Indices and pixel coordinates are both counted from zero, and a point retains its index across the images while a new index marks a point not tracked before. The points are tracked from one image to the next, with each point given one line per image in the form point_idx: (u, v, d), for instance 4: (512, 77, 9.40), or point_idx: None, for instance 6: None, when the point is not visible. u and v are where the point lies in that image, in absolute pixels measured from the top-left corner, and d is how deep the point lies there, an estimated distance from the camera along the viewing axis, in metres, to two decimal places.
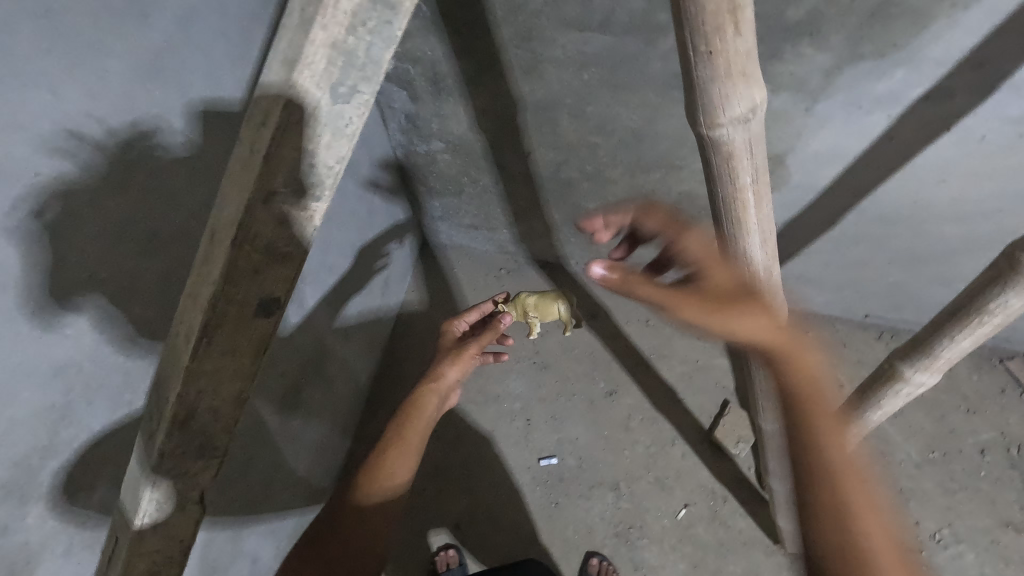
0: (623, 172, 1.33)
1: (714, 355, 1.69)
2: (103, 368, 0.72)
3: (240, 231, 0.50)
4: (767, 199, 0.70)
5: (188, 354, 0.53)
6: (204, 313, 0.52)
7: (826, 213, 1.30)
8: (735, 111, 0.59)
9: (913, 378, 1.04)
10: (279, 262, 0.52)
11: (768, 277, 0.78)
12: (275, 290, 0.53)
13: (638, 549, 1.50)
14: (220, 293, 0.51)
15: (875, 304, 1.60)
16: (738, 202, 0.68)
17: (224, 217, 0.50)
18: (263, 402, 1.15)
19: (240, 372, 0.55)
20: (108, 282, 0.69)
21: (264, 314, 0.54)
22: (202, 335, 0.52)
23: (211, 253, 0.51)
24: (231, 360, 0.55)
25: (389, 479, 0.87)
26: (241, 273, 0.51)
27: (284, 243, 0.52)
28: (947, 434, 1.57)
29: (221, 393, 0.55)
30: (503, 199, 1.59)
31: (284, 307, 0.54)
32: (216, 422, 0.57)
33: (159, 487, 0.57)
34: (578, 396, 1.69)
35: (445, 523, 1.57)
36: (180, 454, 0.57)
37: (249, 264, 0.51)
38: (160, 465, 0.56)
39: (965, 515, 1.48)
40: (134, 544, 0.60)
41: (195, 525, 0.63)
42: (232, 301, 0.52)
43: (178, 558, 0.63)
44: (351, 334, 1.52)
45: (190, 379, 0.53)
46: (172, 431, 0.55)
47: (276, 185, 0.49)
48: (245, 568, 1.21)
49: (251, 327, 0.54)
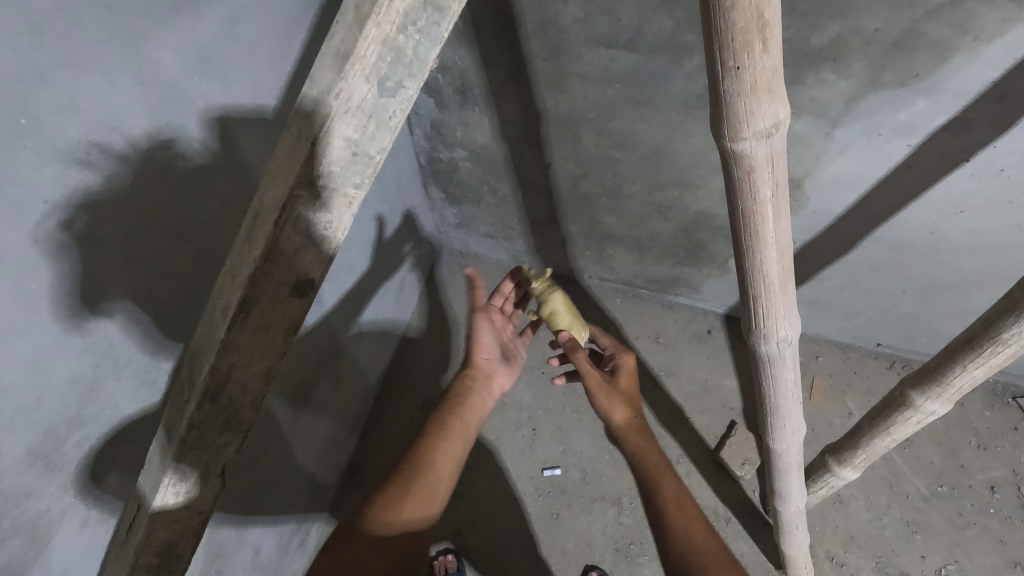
0: (642, 188, 1.35)
1: (723, 375, 1.69)
2: (131, 346, 0.74)
3: (283, 213, 0.52)
4: (787, 215, 0.70)
5: (224, 328, 0.55)
6: (243, 290, 0.54)
7: (840, 239, 1.31)
8: (759, 126, 0.60)
9: (923, 407, 1.03)
10: (316, 246, 0.56)
11: (782, 292, 0.78)
12: (311, 272, 0.57)
13: (637, 565, 1.49)
14: (259, 272, 0.53)
15: (887, 333, 1.60)
16: (758, 216, 0.69)
17: (267, 200, 0.52)
18: (278, 396, 1.17)
19: (272, 347, 0.59)
20: (144, 262, 0.72)
21: (298, 294, 0.57)
22: (240, 310, 0.54)
23: (253, 233, 0.53)
24: (263, 336, 0.57)
25: (432, 475, 0.87)
26: (282, 253, 0.54)
27: (321, 228, 0.55)
28: (956, 468, 1.55)
29: (252, 367, 0.58)
30: (521, 210, 1.62)
31: (317, 289, 0.58)
32: (244, 396, 0.60)
33: (184, 458, 0.59)
34: (585, 409, 1.69)
35: (446, 529, 1.57)
36: (208, 425, 0.59)
37: (290, 245, 0.54)
38: (187, 437, 0.58)
39: (972, 552, 1.46)
40: (155, 513, 0.62)
41: (214, 498, 0.65)
42: (270, 280, 0.55)
43: (194, 528, 0.66)
44: (365, 334, 1.54)
45: (225, 352, 0.56)
46: (203, 403, 0.57)
47: (321, 169, 0.51)
48: (248, 558, 1.22)
49: (286, 306, 0.57)
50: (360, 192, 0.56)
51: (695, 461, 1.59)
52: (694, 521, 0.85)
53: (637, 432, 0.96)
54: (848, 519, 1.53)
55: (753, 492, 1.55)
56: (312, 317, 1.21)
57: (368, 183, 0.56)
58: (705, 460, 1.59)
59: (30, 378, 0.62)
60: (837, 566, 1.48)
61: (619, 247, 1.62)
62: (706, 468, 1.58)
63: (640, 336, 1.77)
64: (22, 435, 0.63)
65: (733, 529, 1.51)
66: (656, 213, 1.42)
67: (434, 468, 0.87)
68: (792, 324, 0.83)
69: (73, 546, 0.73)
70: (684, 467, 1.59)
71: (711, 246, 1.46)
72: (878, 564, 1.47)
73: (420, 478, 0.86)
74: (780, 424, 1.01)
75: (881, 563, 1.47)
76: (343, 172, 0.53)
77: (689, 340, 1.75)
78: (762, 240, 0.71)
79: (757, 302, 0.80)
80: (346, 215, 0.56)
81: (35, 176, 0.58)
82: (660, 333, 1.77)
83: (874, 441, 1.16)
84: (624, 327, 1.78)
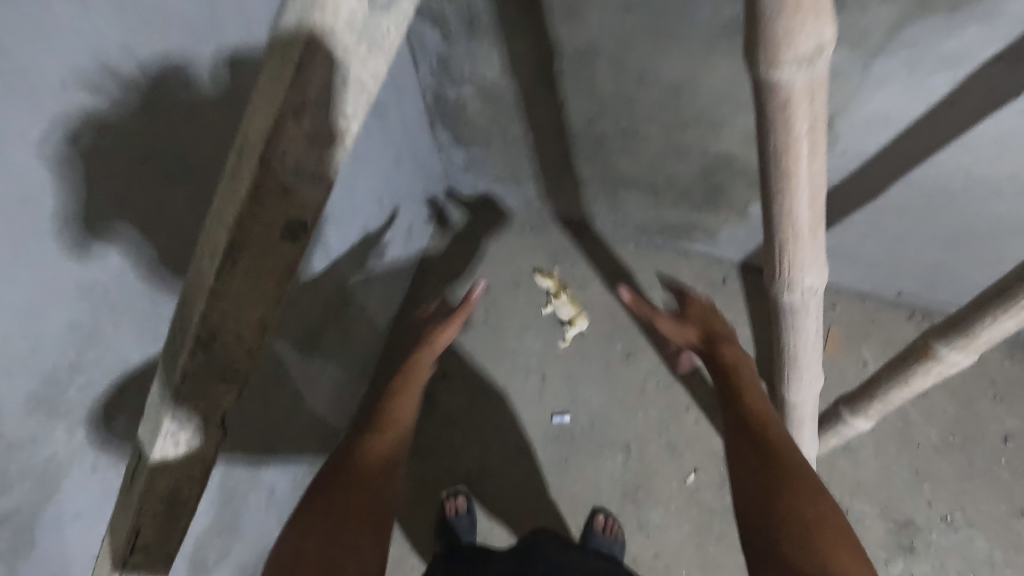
0: (660, 129, 1.28)
1: (737, 324, 1.66)
2: (130, 293, 0.72)
3: (268, 146, 0.48)
4: (823, 150, 0.64)
5: (212, 275, 0.52)
6: (230, 233, 0.51)
7: (869, 183, 1.24)
8: (800, 50, 0.54)
9: (947, 358, 1.00)
10: (309, 183, 0.51)
11: (814, 235, 0.73)
12: (302, 214, 0.52)
13: (644, 509, 1.52)
14: (247, 212, 0.50)
15: (909, 282, 1.54)
16: (791, 152, 0.63)
17: (251, 132, 0.48)
18: (287, 344, 1.16)
19: (266, 296, 0.55)
20: (137, 209, 0.68)
21: (290, 239, 0.53)
22: (227, 255, 0.51)
23: (239, 168, 0.49)
24: (256, 283, 0.54)
25: (396, 417, 0.98)
26: (270, 193, 0.50)
27: (312, 163, 0.50)
28: (971, 418, 1.54)
29: (244, 319, 0.55)
30: (532, 153, 1.55)
31: (310, 234, 0.53)
32: (238, 346, 0.57)
33: (180, 406, 0.58)
34: (595, 357, 1.68)
35: (457, 473, 1.59)
36: (202, 376, 0.57)
37: (278, 182, 0.50)
38: (183, 385, 0.57)
39: (978, 500, 1.47)
40: (156, 462, 0.61)
41: (216, 447, 0.64)
42: (259, 221, 0.51)
43: (198, 477, 0.65)
44: (373, 279, 1.51)
45: (214, 300, 0.53)
46: (195, 351, 0.56)
47: (306, 97, 0.47)
48: (263, 498, 1.24)
49: (277, 252, 0.53)
50: (353, 124, 0.50)
51: (705, 408, 1.59)
52: (768, 422, 0.79)
53: (729, 351, 0.94)
54: (856, 467, 1.53)
55: None
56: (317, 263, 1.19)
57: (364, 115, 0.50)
58: (715, 407, 1.60)
59: (24, 323, 0.60)
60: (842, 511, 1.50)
61: (634, 192, 1.56)
62: (716, 416, 1.59)
63: (653, 285, 1.73)
64: (20, 381, 0.61)
65: None
66: (675, 155, 1.35)
67: (397, 416, 0.98)
68: (818, 271, 0.79)
69: (85, 490, 0.73)
70: (694, 414, 1.59)
71: (731, 191, 1.40)
72: (883, 511, 1.49)
73: (389, 423, 0.96)
74: (798, 375, 0.98)
75: (886, 510, 1.49)
76: (332, 100, 0.48)
77: (703, 289, 1.71)
78: (793, 180, 0.66)
79: (783, 248, 0.75)
80: (341, 151, 0.51)
81: (9, 111, 0.53)
82: (674, 282, 1.73)
83: (891, 391, 1.14)
84: (636, 273, 1.75)
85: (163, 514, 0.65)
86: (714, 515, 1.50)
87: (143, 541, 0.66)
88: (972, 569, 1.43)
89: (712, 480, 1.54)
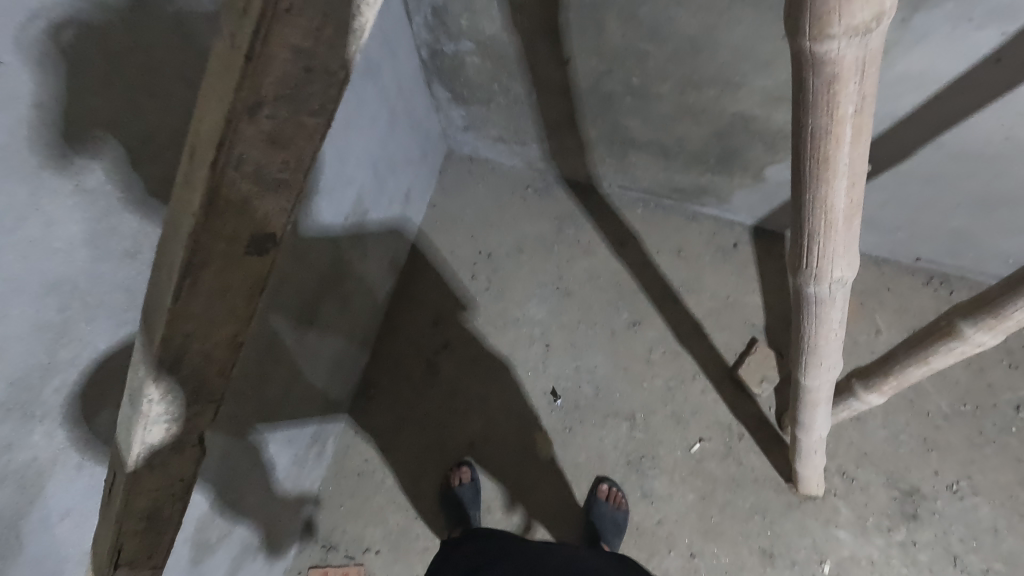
0: (673, 87, 1.19)
1: (747, 291, 1.61)
2: (104, 285, 0.66)
3: (221, 153, 0.41)
4: (869, 132, 0.58)
5: (171, 295, 0.47)
6: (185, 253, 0.45)
7: (897, 147, 1.16)
8: (854, 19, 0.47)
9: (972, 338, 0.94)
10: (273, 192, 0.45)
11: (849, 223, 0.67)
12: (269, 225, 0.47)
13: (648, 477, 1.52)
14: (204, 227, 0.44)
15: (929, 249, 1.48)
16: (832, 136, 0.57)
17: (202, 134, 0.42)
18: (280, 328, 1.11)
19: (236, 313, 0.50)
20: (97, 192, 0.63)
21: (257, 253, 0.48)
22: (185, 276, 0.46)
23: (191, 175, 0.43)
24: (223, 301, 0.49)
25: None
26: (228, 204, 0.44)
27: (276, 169, 0.44)
28: (984, 388, 1.50)
29: (213, 336, 0.51)
30: (536, 112, 1.46)
31: (280, 245, 0.48)
32: (209, 365, 0.53)
33: (152, 428, 0.53)
34: (600, 325, 1.64)
35: (461, 443, 1.59)
36: (172, 396, 0.52)
37: (237, 193, 0.44)
38: (151, 409, 0.52)
39: (987, 470, 1.45)
40: (131, 482, 0.56)
41: (196, 463, 0.59)
42: (221, 235, 0.46)
43: (179, 494, 0.61)
44: (370, 250, 1.45)
45: (177, 321, 0.48)
46: (160, 376, 0.50)
47: (263, 94, 0.40)
48: (264, 474, 1.23)
49: (243, 266, 0.48)
50: (323, 120, 0.43)
51: (712, 377, 1.56)
52: None
53: None
54: (863, 437, 1.51)
55: (768, 410, 1.53)
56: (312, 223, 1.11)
57: (335, 108, 0.44)
58: (722, 376, 1.56)
59: None
60: (848, 480, 1.48)
61: (643, 154, 1.47)
62: (723, 385, 1.56)
63: (661, 251, 1.67)
64: None
65: (746, 445, 1.51)
66: (688, 116, 1.26)
67: None
68: (850, 263, 0.73)
69: (71, 489, 0.70)
70: (701, 384, 1.56)
71: (746, 154, 1.31)
72: (889, 480, 1.47)
73: None
74: (817, 362, 0.93)
75: (893, 479, 1.47)
76: (296, 96, 0.42)
77: (713, 254, 1.65)
78: (832, 168, 0.60)
79: (814, 238, 0.69)
80: (310, 152, 0.45)
81: None
82: (683, 248, 1.66)
83: (909, 370, 1.10)
84: (644, 239, 1.68)
85: (146, 534, 0.61)
86: (717, 485, 1.49)
87: (127, 560, 0.62)
88: (976, 537, 1.41)
89: (717, 449, 1.52)
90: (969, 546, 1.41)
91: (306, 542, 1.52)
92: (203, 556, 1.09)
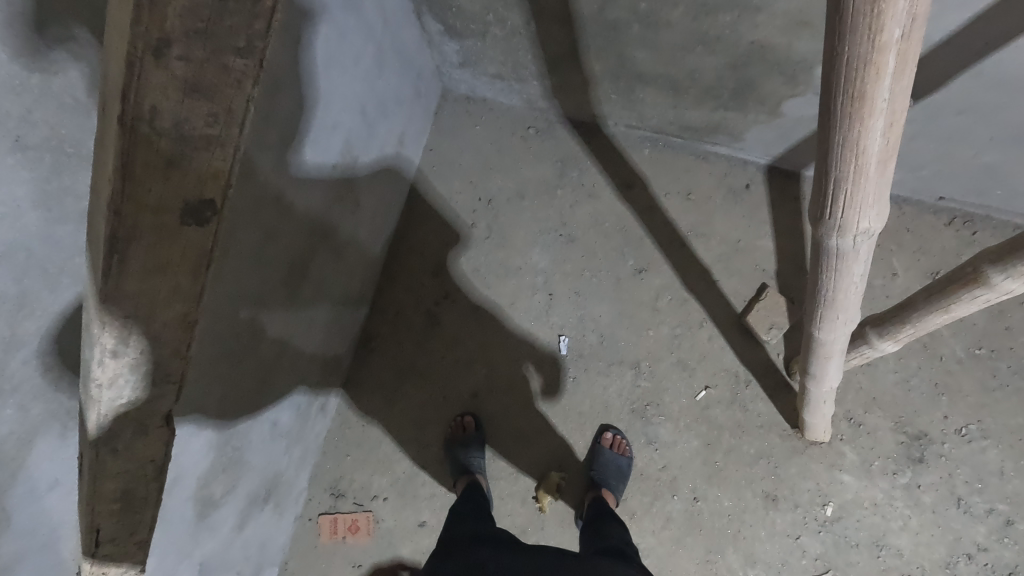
0: (685, 14, 1.08)
1: (759, 236, 1.54)
2: (63, 251, 0.64)
3: (127, 102, 0.41)
4: (915, 61, 0.52)
5: (101, 277, 0.47)
6: (109, 222, 0.45)
7: (930, 75, 1.05)
8: None
9: (999, 286, 0.88)
10: (202, 150, 0.44)
11: (883, 168, 0.61)
12: (204, 191, 0.46)
13: (652, 425, 1.51)
14: (124, 191, 0.44)
15: (955, 187, 1.39)
16: (873, 64, 0.50)
17: (111, 87, 0.42)
18: (270, 288, 1.06)
19: (181, 291, 0.50)
20: (42, 150, 0.59)
21: (195, 223, 0.47)
22: (110, 251, 0.46)
23: (105, 134, 0.43)
24: (162, 279, 0.49)
25: None
26: (145, 164, 0.44)
27: (198, 124, 0.43)
28: (1001, 331, 1.45)
29: (159, 318, 0.50)
30: (535, 45, 1.35)
31: (219, 212, 0.47)
32: (162, 347, 0.52)
33: (104, 412, 0.54)
34: (605, 273, 1.59)
35: (463, 393, 1.58)
36: (124, 381, 0.53)
37: (156, 154, 0.44)
38: (101, 393, 0.53)
39: (998, 413, 1.42)
40: (96, 465, 0.56)
41: (165, 446, 0.59)
42: (145, 204, 0.45)
43: (152, 475, 0.60)
44: (363, 200, 1.38)
45: (114, 304, 0.49)
46: (106, 358, 0.51)
47: (168, 29, 0.39)
48: (266, 430, 1.23)
49: (179, 238, 0.47)
50: (248, 63, 0.41)
51: (719, 324, 1.52)
52: None
53: None
54: (873, 382, 1.48)
55: (776, 356, 1.50)
56: (308, 159, 1.06)
57: (263, 48, 0.41)
58: (731, 323, 1.52)
59: None
60: (854, 425, 1.46)
61: (651, 89, 1.36)
62: (730, 332, 1.52)
63: (669, 193, 1.59)
64: None
65: (753, 391, 1.49)
66: (700, 45, 1.15)
67: None
68: (879, 213, 0.67)
69: (56, 460, 0.72)
70: (708, 331, 1.53)
71: (763, 87, 1.21)
72: (897, 424, 1.45)
73: None
74: (833, 316, 0.89)
75: (901, 424, 1.45)
76: (213, 34, 0.40)
77: (723, 196, 1.56)
78: (868, 103, 0.54)
79: (840, 185, 0.63)
80: (242, 99, 0.43)
81: None
82: (692, 189, 1.58)
83: (928, 317, 1.05)
84: (651, 181, 1.60)
85: (123, 515, 0.61)
86: (722, 431, 1.49)
87: (110, 537, 0.62)
88: (980, 479, 1.40)
89: (723, 396, 1.50)
90: (973, 487, 1.40)
91: (316, 490, 1.55)
92: (209, 510, 1.09)
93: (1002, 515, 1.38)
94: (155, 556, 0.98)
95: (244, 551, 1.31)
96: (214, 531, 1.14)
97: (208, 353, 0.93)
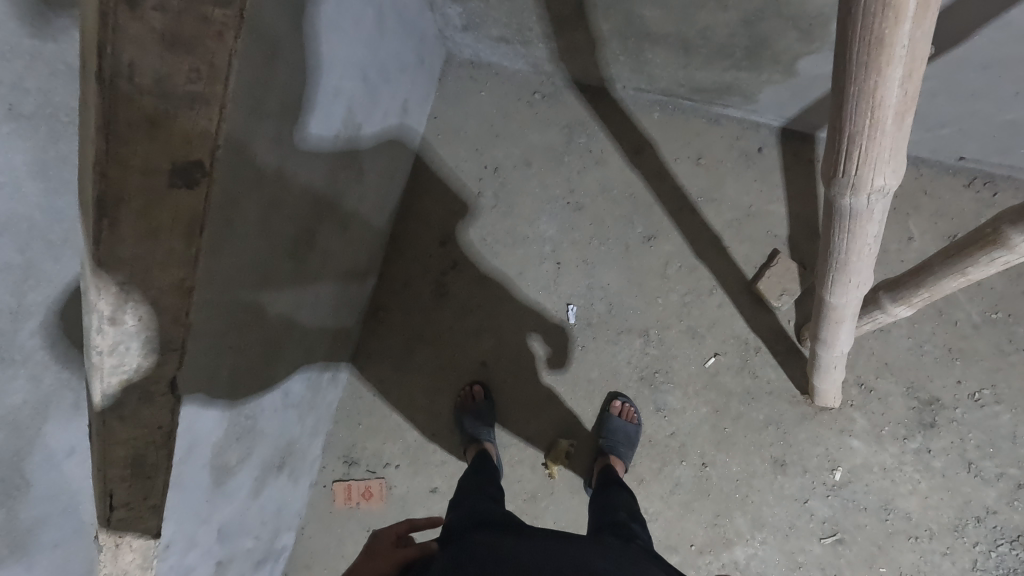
0: None
1: (771, 200, 1.51)
2: (66, 223, 0.64)
3: (106, 58, 0.42)
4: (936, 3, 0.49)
5: (92, 240, 0.48)
6: (96, 184, 0.46)
7: (954, 27, 1.00)
8: None
9: (1018, 247, 0.85)
10: (190, 107, 0.45)
11: (900, 121, 0.58)
12: (192, 151, 0.47)
13: (661, 392, 1.51)
14: (111, 151, 0.45)
15: (976, 146, 1.34)
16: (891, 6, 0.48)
17: (89, 44, 0.43)
18: (275, 260, 1.05)
19: (175, 256, 0.51)
20: (37, 119, 0.59)
21: (185, 184, 0.48)
22: (100, 214, 0.47)
23: (87, 95, 0.44)
24: (155, 245, 0.49)
25: None
26: (130, 123, 0.45)
27: (182, 79, 0.44)
28: (1019, 294, 1.42)
29: (155, 284, 0.51)
30: (540, 4, 1.30)
31: (208, 175, 0.48)
32: (161, 313, 0.53)
33: (109, 379, 0.55)
34: (613, 241, 1.57)
35: (471, 362, 1.59)
36: (127, 347, 0.54)
37: (140, 113, 0.44)
38: (104, 360, 0.54)
39: (1013, 377, 1.40)
40: (105, 433, 0.58)
41: (170, 412, 0.61)
42: (131, 164, 0.46)
43: (159, 440, 0.63)
44: (367, 169, 1.37)
45: (110, 270, 0.49)
46: (105, 326, 0.52)
47: None
48: (277, 400, 1.25)
49: (170, 200, 0.48)
50: (229, 12, 0.42)
51: (729, 291, 1.51)
52: None
53: None
54: (886, 347, 1.46)
55: (787, 323, 1.48)
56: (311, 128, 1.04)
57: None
58: (741, 290, 1.50)
59: None
60: (865, 391, 1.45)
61: (660, 49, 1.32)
62: (740, 298, 1.50)
63: (679, 157, 1.55)
64: None
65: (763, 358, 1.48)
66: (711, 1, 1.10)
67: None
68: (895, 170, 0.65)
69: (69, 430, 0.73)
70: (718, 298, 1.51)
71: (777, 43, 1.16)
72: (908, 390, 1.44)
73: None
74: (845, 279, 0.87)
75: (913, 389, 1.44)
76: None
77: (735, 160, 1.53)
78: (887, 49, 0.51)
79: (855, 139, 0.61)
80: (225, 53, 0.44)
81: None
82: (703, 153, 1.54)
83: (944, 281, 1.02)
84: (659, 146, 1.56)
85: (134, 481, 0.63)
86: (731, 398, 1.48)
87: (123, 502, 0.64)
88: (992, 443, 1.39)
89: (733, 363, 1.50)
90: (985, 452, 1.39)
91: (330, 458, 1.58)
92: (225, 477, 1.12)
93: (1012, 479, 1.38)
94: (174, 521, 1.00)
95: (261, 517, 1.34)
96: (231, 498, 1.17)
97: (214, 325, 0.93)
